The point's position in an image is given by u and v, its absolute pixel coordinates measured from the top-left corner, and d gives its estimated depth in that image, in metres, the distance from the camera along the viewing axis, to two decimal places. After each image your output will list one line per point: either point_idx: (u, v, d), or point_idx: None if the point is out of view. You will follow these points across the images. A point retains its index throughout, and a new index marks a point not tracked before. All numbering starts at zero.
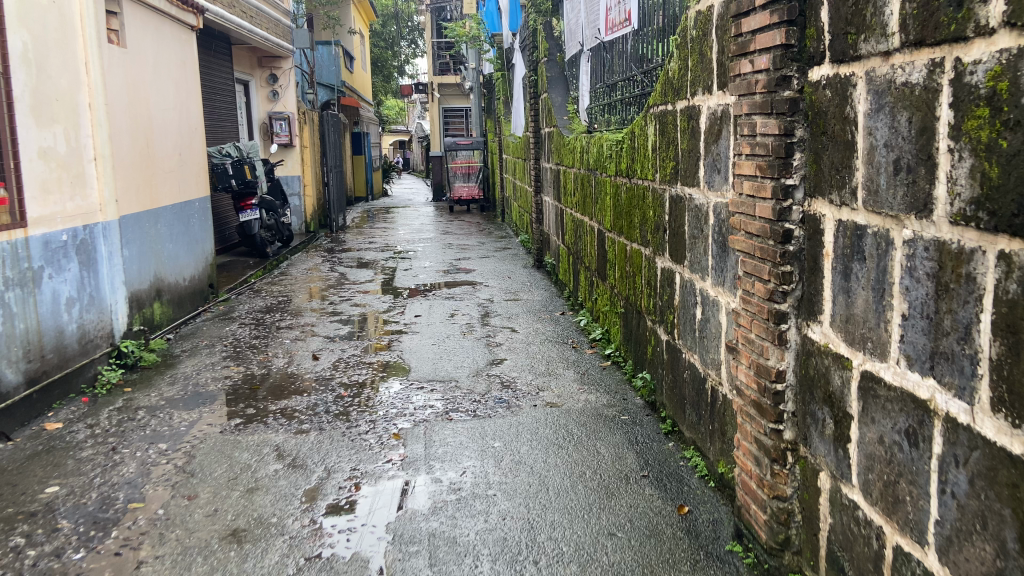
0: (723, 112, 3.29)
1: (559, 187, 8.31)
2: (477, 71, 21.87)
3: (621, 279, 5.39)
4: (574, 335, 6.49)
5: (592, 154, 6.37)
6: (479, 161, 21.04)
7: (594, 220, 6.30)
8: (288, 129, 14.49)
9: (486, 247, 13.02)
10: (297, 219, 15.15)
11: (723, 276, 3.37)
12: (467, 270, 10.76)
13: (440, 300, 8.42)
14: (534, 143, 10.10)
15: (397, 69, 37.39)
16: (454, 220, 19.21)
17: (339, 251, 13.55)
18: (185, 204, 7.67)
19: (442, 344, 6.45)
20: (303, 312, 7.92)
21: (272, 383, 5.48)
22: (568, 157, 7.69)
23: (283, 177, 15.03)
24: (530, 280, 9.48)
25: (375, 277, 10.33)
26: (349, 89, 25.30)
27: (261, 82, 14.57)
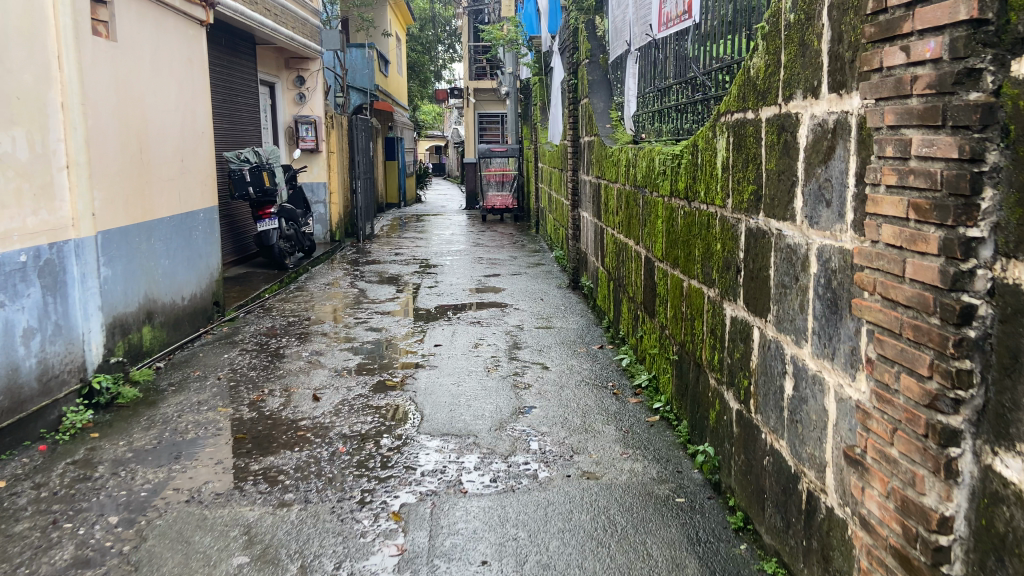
0: (838, 124, 2.39)
1: (599, 203, 7.43)
2: (514, 75, 21.09)
3: (675, 320, 4.47)
4: (614, 378, 5.58)
5: (639, 168, 5.48)
6: (514, 169, 20.23)
7: (641, 245, 5.39)
8: (314, 133, 13.98)
9: (518, 262, 12.16)
10: (320, 228, 14.67)
11: (832, 347, 2.45)
12: (497, 288, 9.93)
13: (464, 326, 7.58)
14: (573, 153, 9.23)
15: (433, 74, 36.85)
16: (487, 230, 18.41)
17: (362, 263, 12.86)
18: (187, 216, 7.02)
19: (461, 384, 5.60)
20: (312, 337, 7.17)
21: (260, 431, 4.69)
22: (611, 170, 6.81)
23: (308, 183, 14.48)
24: (565, 304, 8.58)
25: (397, 295, 9.58)
26: (383, 93, 24.76)
27: (288, 85, 14.14)
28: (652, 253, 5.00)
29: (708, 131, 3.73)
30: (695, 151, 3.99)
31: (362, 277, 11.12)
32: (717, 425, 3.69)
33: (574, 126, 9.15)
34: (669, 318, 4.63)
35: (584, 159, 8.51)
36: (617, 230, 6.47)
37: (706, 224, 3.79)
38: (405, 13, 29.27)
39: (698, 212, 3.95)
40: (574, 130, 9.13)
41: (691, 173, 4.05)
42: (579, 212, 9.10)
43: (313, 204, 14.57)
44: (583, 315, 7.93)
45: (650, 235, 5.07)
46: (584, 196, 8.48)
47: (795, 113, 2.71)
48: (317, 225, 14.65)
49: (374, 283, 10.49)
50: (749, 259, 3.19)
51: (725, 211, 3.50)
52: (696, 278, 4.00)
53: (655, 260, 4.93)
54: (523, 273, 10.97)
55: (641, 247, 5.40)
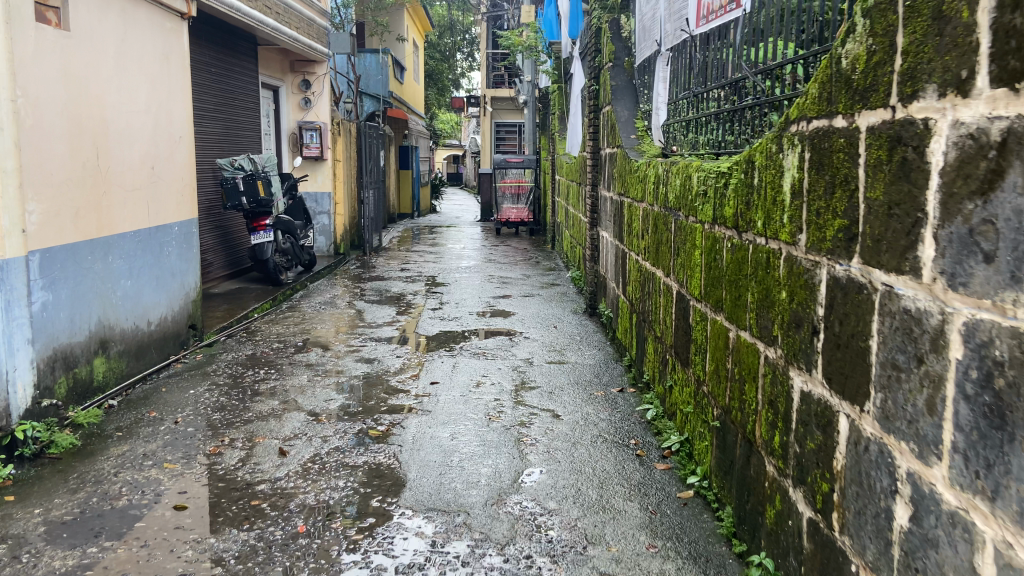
0: (1010, 134, 1.54)
1: (621, 223, 6.57)
2: (532, 84, 20.32)
3: (715, 376, 3.60)
4: (637, 435, 4.70)
5: (672, 185, 4.62)
6: (530, 181, 19.43)
7: (673, 278, 4.52)
8: (319, 140, 13.34)
9: (531, 282, 11.31)
10: (324, 239, 13.97)
11: (994, 481, 1.58)
12: (507, 312, 9.08)
13: (466, 358, 6.73)
14: (593, 167, 8.38)
15: (451, 82, 36.20)
16: (500, 244, 17.60)
17: (365, 279, 12.08)
18: (156, 230, 6.33)
19: (455, 435, 4.75)
20: (294, 369, 6.37)
21: (208, 498, 3.88)
22: (635, 187, 5.97)
23: (312, 193, 13.76)
24: (581, 334, 7.71)
25: (397, 318, 8.77)
26: (398, 100, 24.10)
27: (293, 89, 13.44)
28: (687, 288, 4.13)
29: (769, 143, 2.87)
30: (749, 169, 3.12)
31: (362, 296, 10.34)
32: (776, 528, 2.81)
33: (594, 137, 8.31)
34: (707, 372, 3.75)
35: (605, 174, 7.66)
36: (641, 256, 5.61)
37: (764, 263, 2.92)
38: (423, 19, 28.64)
39: (751, 247, 3.08)
40: (595, 141, 8.30)
41: (742, 196, 3.18)
42: (598, 232, 8.24)
43: (316, 215, 13.86)
44: (600, 349, 7.05)
45: (684, 267, 4.21)
46: (605, 215, 7.62)
47: (921, 119, 1.86)
48: (320, 236, 13.94)
49: (374, 303, 9.70)
50: (832, 319, 2.33)
51: (792, 247, 2.63)
52: (747, 329, 3.12)
53: (690, 297, 4.07)
54: (536, 295, 10.12)
55: (672, 280, 4.54)
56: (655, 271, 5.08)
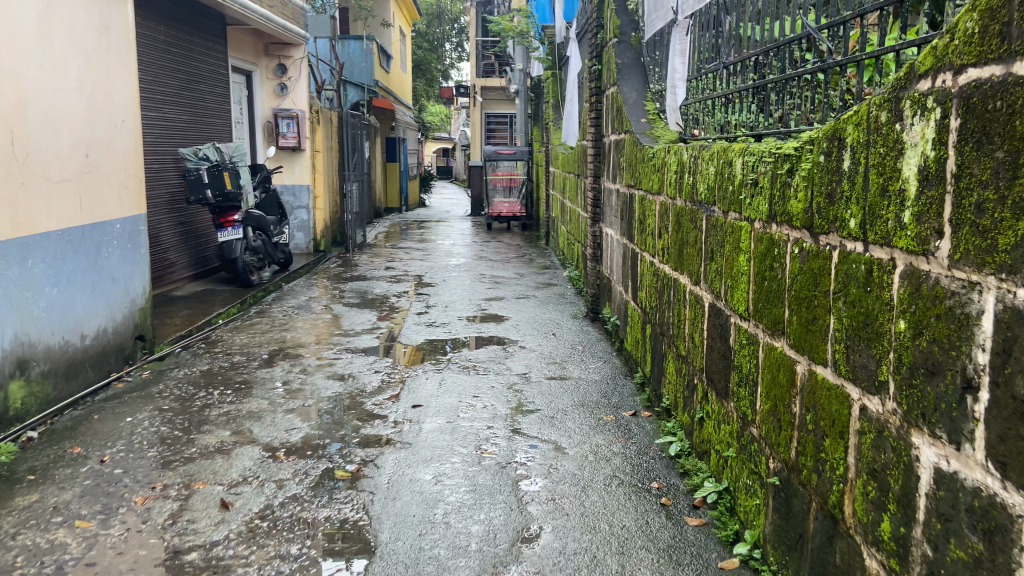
0: None
1: (631, 219, 5.77)
2: (524, 73, 19.44)
3: (771, 418, 2.79)
4: (659, 476, 3.88)
5: (700, 174, 3.81)
6: (522, 173, 18.57)
7: (703, 285, 3.71)
8: (295, 129, 12.51)
9: (525, 282, 10.48)
10: (303, 236, 13.11)
11: None
12: (501, 316, 8.25)
13: (454, 373, 5.91)
14: (595, 156, 7.55)
15: (439, 73, 35.18)
16: (492, 239, 16.76)
17: (346, 279, 11.22)
18: (93, 228, 5.49)
19: (440, 477, 3.91)
20: (255, 388, 5.52)
21: (122, 573, 3.05)
22: (647, 178, 5.18)
23: (289, 186, 12.90)
24: (584, 344, 6.89)
25: (378, 324, 7.93)
26: (384, 90, 23.18)
27: (268, 74, 12.64)
28: (726, 301, 3.31)
29: (872, 111, 2.05)
30: (833, 151, 2.30)
31: (342, 297, 9.48)
32: None
33: (597, 123, 7.49)
34: (759, 411, 2.94)
35: (609, 163, 6.84)
36: (658, 258, 4.81)
37: (861, 278, 2.11)
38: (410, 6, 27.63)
39: (837, 255, 2.26)
40: (598, 128, 7.47)
41: (821, 187, 2.36)
42: (602, 228, 7.42)
43: (294, 209, 12.98)
44: (606, 362, 6.23)
45: (722, 275, 3.40)
46: (609, 209, 6.80)
47: None
48: (298, 232, 13.06)
49: (355, 307, 8.85)
50: (1006, 376, 1.52)
51: (920, 260, 1.82)
52: (829, 366, 2.31)
53: (731, 312, 3.27)
54: (531, 297, 9.29)
55: (702, 289, 3.73)
56: (678, 276, 4.28)
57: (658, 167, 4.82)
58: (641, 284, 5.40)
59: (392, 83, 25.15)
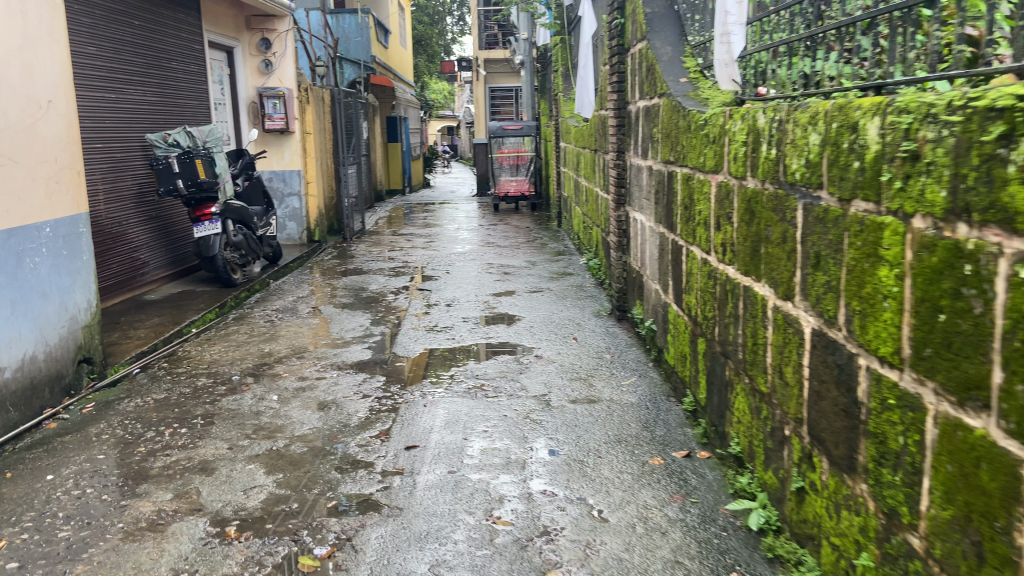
0: None
1: (671, 203, 4.66)
2: (529, 42, 18.14)
3: (959, 537, 1.77)
4: (738, 562, 2.83)
5: (792, 146, 2.69)
6: (530, 150, 17.42)
7: (800, 304, 2.66)
8: (283, 110, 11.40)
9: (538, 272, 9.39)
10: (295, 225, 12.06)
11: None
12: (512, 316, 7.18)
13: (459, 398, 4.88)
14: (619, 128, 6.40)
15: (440, 47, 33.70)
16: (500, 222, 15.65)
17: (341, 273, 10.17)
18: (10, 234, 4.45)
19: (442, 567, 2.90)
20: (215, 425, 4.50)
21: None
22: (693, 154, 4.08)
23: (278, 172, 11.83)
24: (613, 351, 5.81)
25: (371, 330, 6.87)
26: (382, 66, 21.96)
27: (250, 49, 11.48)
28: (851, 335, 2.25)
29: None
30: None
31: (333, 296, 8.45)
32: None
33: (620, 88, 6.32)
34: (929, 515, 1.90)
35: (639, 135, 5.70)
36: (716, 256, 3.73)
37: None
38: None
39: None
40: (623, 93, 6.31)
41: None
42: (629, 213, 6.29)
43: (285, 196, 11.92)
44: (642, 376, 5.16)
45: (840, 294, 2.32)
46: (640, 190, 5.68)
47: None
48: (289, 221, 12.02)
49: (347, 308, 7.80)
50: None
51: None
52: None
53: (860, 351, 2.21)
54: (546, 291, 8.21)
55: (800, 309, 2.66)
56: (751, 284, 3.20)
57: (713, 137, 3.70)
58: (688, 286, 4.31)
59: (391, 57, 23.82)
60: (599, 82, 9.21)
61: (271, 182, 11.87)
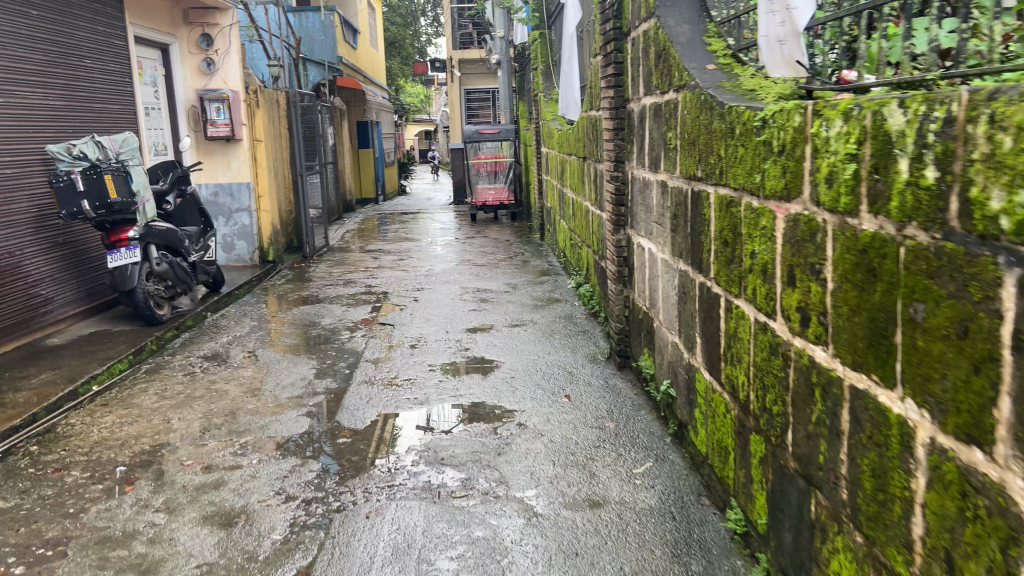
0: None
1: (699, 234, 3.41)
2: (506, 41, 16.91)
3: None
4: None
5: (991, 165, 1.47)
6: (508, 155, 16.31)
7: (1012, 460, 1.44)
8: (228, 115, 9.82)
9: (519, 298, 8.11)
10: (245, 244, 10.44)
11: None
12: (489, 362, 5.86)
13: (415, 503, 3.59)
14: (615, 132, 5.14)
15: (413, 49, 32.22)
16: (479, 233, 14.32)
17: (291, 301, 8.78)
18: None
19: None
20: (65, 560, 3.28)
21: None
22: (739, 169, 2.83)
23: (225, 184, 10.25)
24: (617, 418, 4.52)
25: (314, 385, 5.53)
26: (350, 68, 20.52)
27: (189, 46, 9.81)
28: None
29: None
30: None
31: (276, 333, 7.09)
32: None
33: (617, 81, 5.05)
34: None
35: (646, 141, 4.45)
36: (786, 324, 2.46)
37: None
38: None
39: None
40: (620, 89, 5.05)
41: None
42: (632, 237, 5.03)
43: (232, 213, 10.33)
44: (661, 461, 3.88)
45: None
46: (649, 211, 4.42)
47: None
48: (239, 240, 10.41)
49: (289, 352, 6.44)
50: None
51: None
52: None
53: None
54: (529, 325, 6.91)
55: (1015, 476, 1.44)
56: (868, 386, 1.95)
57: (778, 147, 2.44)
58: (728, 355, 3.08)
59: (360, 59, 22.38)
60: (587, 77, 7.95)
61: (217, 197, 10.26)
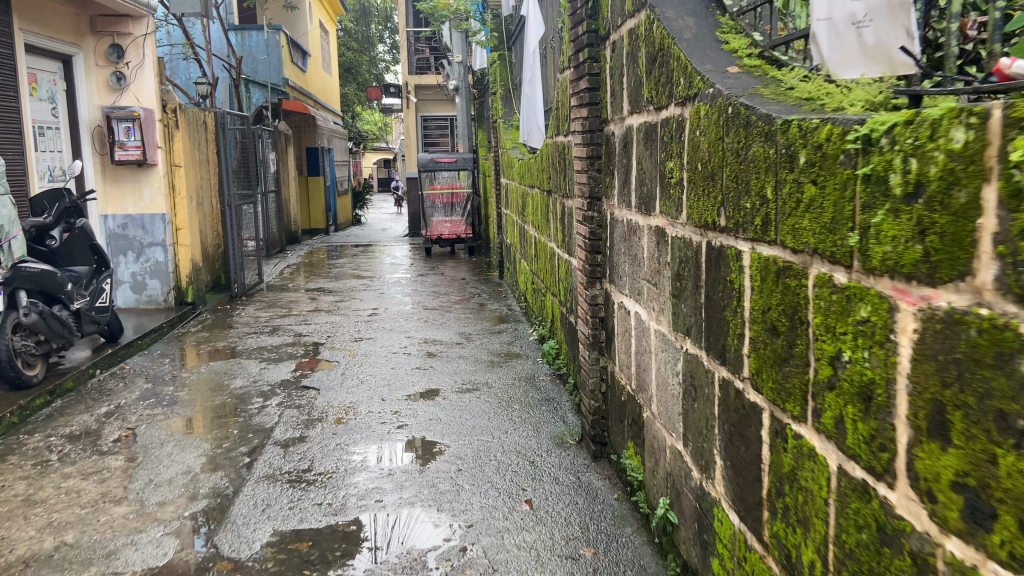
0: None
1: (722, 308, 2.33)
2: (464, 65, 16.03)
3: None
4: None
5: None
6: (466, 186, 15.08)
7: None
8: (139, 136, 8.31)
9: (473, 351, 6.93)
10: (158, 283, 8.91)
11: None
12: (430, 444, 4.66)
13: None
14: (590, 161, 4.08)
15: (371, 75, 31.15)
16: (433, 269, 13.13)
17: (203, 352, 7.42)
18: None
19: None
20: None
21: None
22: (811, 217, 1.72)
23: (136, 215, 8.76)
24: (594, 541, 3.35)
25: (199, 482, 4.23)
26: (301, 92, 19.31)
27: (97, 58, 8.27)
28: None
29: None
30: None
31: (171, 399, 5.75)
32: None
33: (591, 98, 4.01)
34: None
35: (632, 171, 3.40)
36: (929, 512, 1.37)
37: None
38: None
39: None
40: (595, 107, 4.02)
41: None
42: (611, 294, 3.94)
43: (144, 248, 8.82)
44: None
45: None
46: (637, 264, 3.34)
47: None
48: (151, 278, 8.89)
49: (180, 428, 5.12)
50: None
51: None
52: None
53: None
54: (482, 390, 5.72)
55: None
56: None
57: (903, 189, 1.38)
58: (776, 507, 1.98)
59: (311, 84, 21.19)
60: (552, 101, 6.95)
61: (125, 229, 8.76)
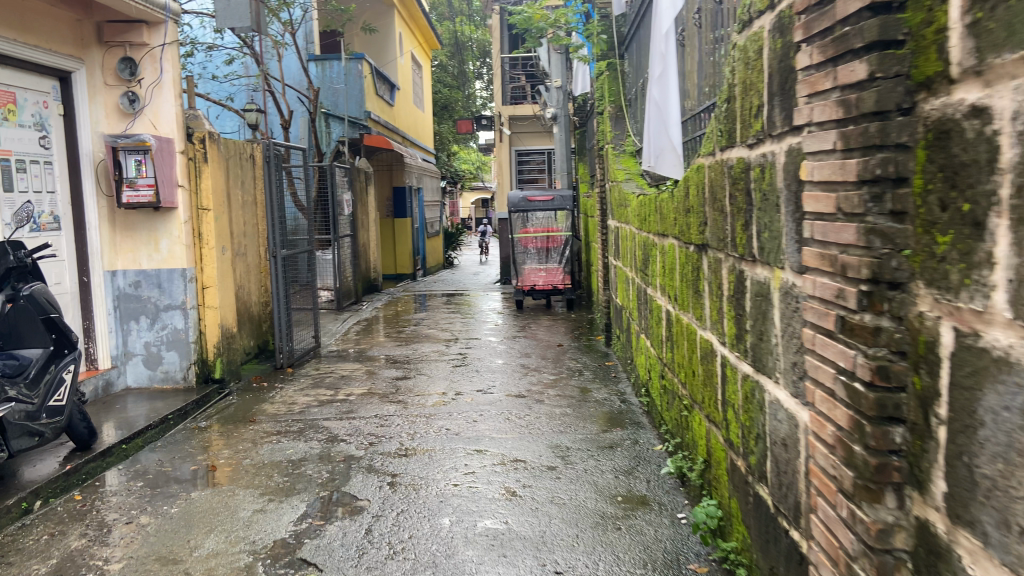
0: None
1: None
2: (563, 90, 13.92)
3: None
4: None
5: None
6: (564, 228, 12.88)
7: None
8: (151, 172, 6.56)
9: (576, 490, 4.47)
10: (175, 356, 7.07)
11: None
12: None
13: None
14: (871, 193, 1.64)
15: (468, 112, 29.71)
16: (525, 329, 10.81)
17: (200, 463, 5.37)
18: None
19: None
20: None
21: None
22: None
23: (152, 271, 6.98)
24: None
25: None
26: (387, 127, 17.82)
27: (106, 76, 6.68)
28: None
29: None
30: None
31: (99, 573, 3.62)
32: None
33: (884, 28, 1.60)
34: None
35: None
36: None
37: None
38: (424, 28, 22.53)
39: None
40: (891, 49, 1.60)
41: None
42: (960, 552, 1.46)
43: (159, 312, 7.02)
44: None
45: None
46: None
47: None
48: (167, 350, 7.06)
49: None
50: None
51: None
52: None
53: None
54: None
55: None
56: None
57: None
58: None
59: (400, 119, 19.71)
60: (704, 106, 4.53)
61: (138, 288, 6.97)
